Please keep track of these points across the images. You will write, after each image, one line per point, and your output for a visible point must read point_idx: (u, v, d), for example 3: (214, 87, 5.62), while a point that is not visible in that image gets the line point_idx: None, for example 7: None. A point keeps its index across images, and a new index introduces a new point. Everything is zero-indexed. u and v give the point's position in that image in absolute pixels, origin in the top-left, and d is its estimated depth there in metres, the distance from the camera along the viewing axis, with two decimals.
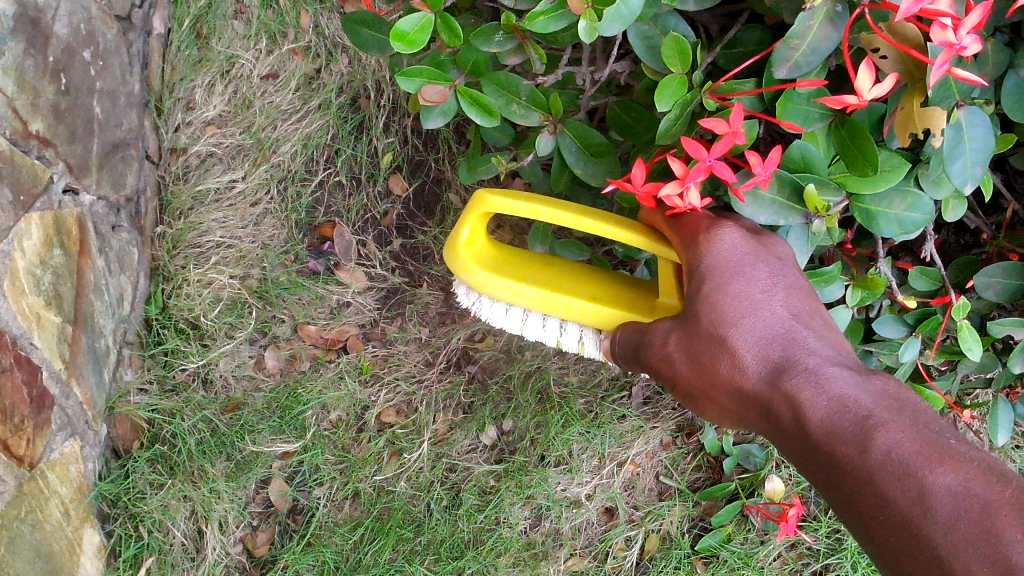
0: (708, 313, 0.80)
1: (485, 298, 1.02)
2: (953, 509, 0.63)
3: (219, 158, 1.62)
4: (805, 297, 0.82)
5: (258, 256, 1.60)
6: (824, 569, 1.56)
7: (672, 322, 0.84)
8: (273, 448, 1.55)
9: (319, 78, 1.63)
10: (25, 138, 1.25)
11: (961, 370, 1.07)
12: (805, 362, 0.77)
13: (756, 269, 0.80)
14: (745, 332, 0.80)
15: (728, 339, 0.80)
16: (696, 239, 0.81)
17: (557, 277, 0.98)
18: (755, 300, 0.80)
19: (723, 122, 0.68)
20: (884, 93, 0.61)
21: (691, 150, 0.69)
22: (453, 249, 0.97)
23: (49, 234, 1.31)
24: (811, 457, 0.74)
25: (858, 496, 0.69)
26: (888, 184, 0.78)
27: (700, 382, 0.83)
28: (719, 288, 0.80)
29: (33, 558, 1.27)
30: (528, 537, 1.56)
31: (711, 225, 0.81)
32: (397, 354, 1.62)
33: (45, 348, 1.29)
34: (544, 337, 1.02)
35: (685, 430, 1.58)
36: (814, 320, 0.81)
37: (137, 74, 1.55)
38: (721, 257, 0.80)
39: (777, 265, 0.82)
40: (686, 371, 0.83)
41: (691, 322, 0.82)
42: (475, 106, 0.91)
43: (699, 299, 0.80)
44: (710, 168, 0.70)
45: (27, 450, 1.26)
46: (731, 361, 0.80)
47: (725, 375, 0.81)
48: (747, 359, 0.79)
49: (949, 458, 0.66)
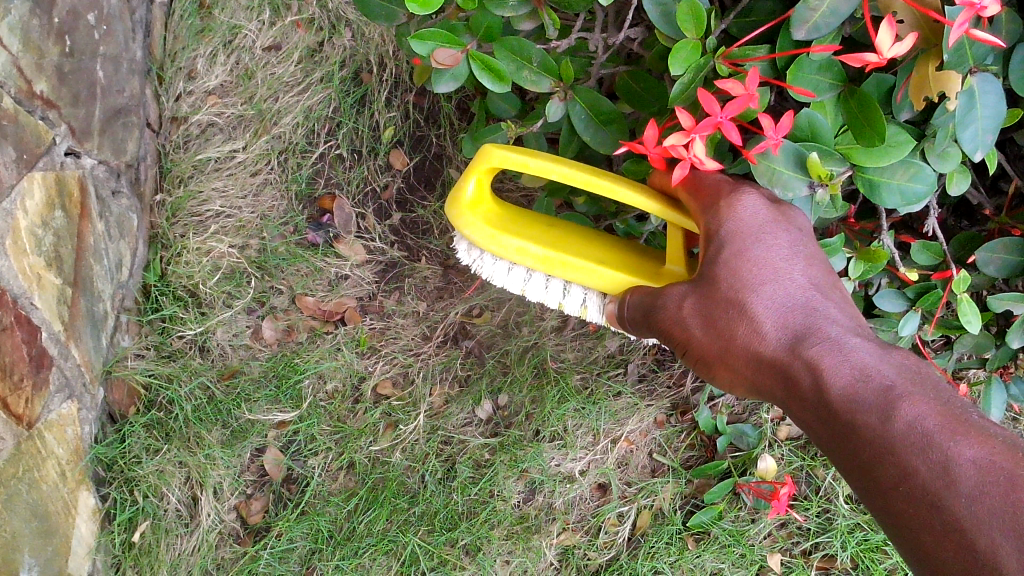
0: (728, 279, 0.82)
1: (487, 256, 1.03)
2: (978, 481, 0.63)
3: (221, 128, 1.62)
4: (824, 271, 0.84)
5: (257, 227, 1.60)
6: (813, 548, 1.57)
7: (689, 287, 0.86)
8: (269, 417, 1.55)
9: (322, 51, 1.63)
10: (29, 97, 1.26)
11: (958, 347, 1.09)
12: (826, 331, 0.79)
13: (778, 237, 0.82)
14: (765, 299, 0.81)
15: (748, 304, 0.82)
16: (716, 203, 0.83)
17: (561, 238, 1.00)
18: (776, 267, 0.82)
19: (739, 84, 0.71)
20: (903, 53, 0.61)
21: (706, 104, 0.71)
22: (455, 206, 0.98)
23: (51, 195, 1.30)
24: (830, 425, 0.75)
25: (877, 465, 0.70)
26: (891, 158, 0.79)
27: (715, 347, 0.84)
28: (740, 254, 0.82)
29: (29, 517, 1.27)
30: (521, 510, 1.56)
31: (733, 191, 0.83)
32: (394, 327, 1.62)
33: (45, 309, 1.29)
34: (546, 298, 1.04)
35: (680, 409, 1.60)
36: (834, 293, 0.83)
37: (141, 41, 1.55)
38: (741, 222, 0.81)
39: (800, 237, 0.83)
40: (701, 335, 0.85)
41: (710, 286, 0.84)
42: (487, 72, 0.91)
43: (719, 263, 0.82)
44: (719, 124, 0.72)
45: (26, 409, 1.26)
46: (750, 327, 0.82)
47: (743, 341, 0.82)
48: (767, 326, 0.81)
49: (973, 431, 0.67)
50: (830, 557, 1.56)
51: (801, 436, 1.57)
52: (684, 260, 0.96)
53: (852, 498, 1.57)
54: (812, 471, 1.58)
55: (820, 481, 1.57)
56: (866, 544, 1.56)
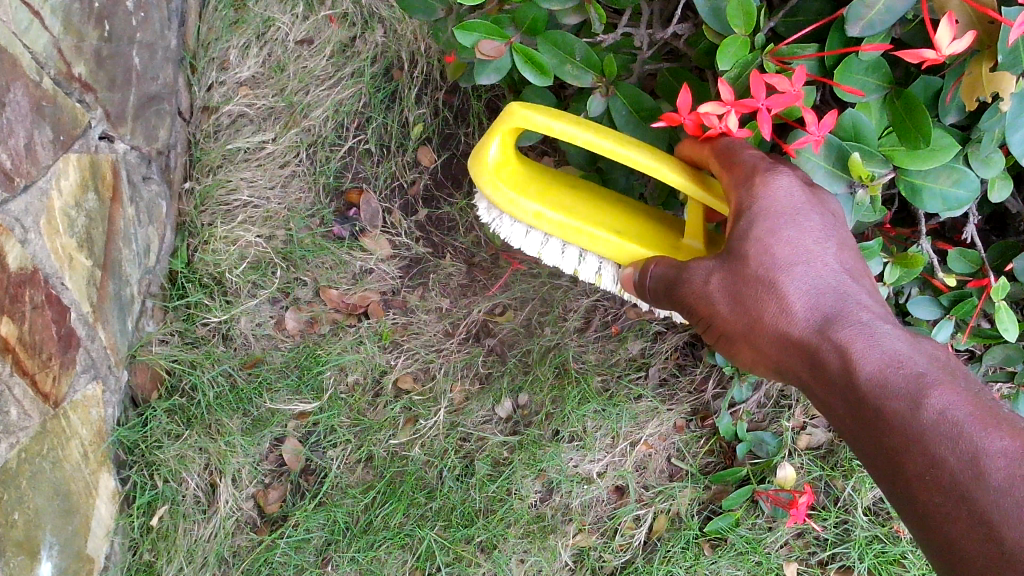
0: (758, 257, 0.81)
1: (505, 218, 1.03)
2: (1009, 475, 0.65)
3: (251, 120, 1.64)
4: (852, 256, 0.83)
5: (284, 218, 1.62)
6: (830, 559, 1.56)
7: (715, 264, 0.84)
8: (290, 407, 1.56)
9: (354, 46, 1.66)
10: (68, 79, 1.27)
11: (988, 359, 1.09)
12: (857, 315, 0.78)
13: (810, 218, 0.81)
14: (796, 279, 0.80)
15: (778, 282, 0.80)
16: (750, 179, 0.81)
17: (582, 204, 1.00)
18: (808, 248, 0.81)
19: (785, 81, 0.72)
20: (960, 51, 0.63)
21: (754, 88, 0.72)
22: (478, 166, 0.98)
23: (85, 177, 1.32)
24: (856, 408, 0.75)
25: (905, 453, 0.71)
26: (935, 163, 0.79)
27: (740, 324, 0.83)
28: (773, 230, 0.80)
29: (52, 495, 1.27)
30: (538, 509, 1.56)
31: (768, 169, 0.80)
32: (417, 322, 1.63)
33: (74, 289, 1.30)
34: (561, 264, 1.05)
35: (700, 414, 1.61)
36: (861, 278, 0.82)
37: (176, 30, 1.56)
38: (776, 201, 0.80)
39: (830, 220, 0.82)
40: (725, 311, 0.83)
41: (740, 263, 0.82)
42: (530, 64, 0.91)
43: (750, 241, 0.81)
44: (759, 110, 0.73)
45: (52, 388, 1.26)
46: (779, 306, 0.81)
47: (770, 320, 0.81)
48: (797, 305, 0.80)
49: (1004, 426, 0.68)
50: (847, 568, 1.55)
51: (820, 447, 1.57)
52: (702, 235, 0.96)
53: (870, 510, 1.56)
54: (832, 481, 1.57)
55: (840, 491, 1.55)
56: (885, 558, 1.54)
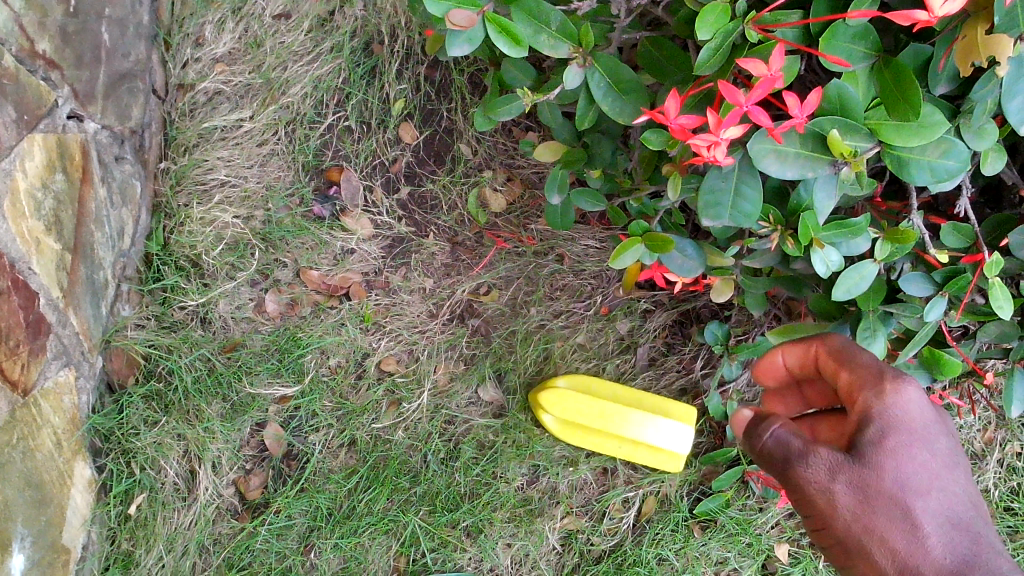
0: (896, 479, 0.75)
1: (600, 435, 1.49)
2: None
3: (228, 97, 1.59)
4: (975, 489, 0.80)
5: (262, 198, 1.57)
6: (822, 539, 1.53)
7: (843, 457, 0.77)
8: (270, 391, 1.52)
9: (332, 21, 1.60)
10: (31, 57, 1.23)
11: (983, 337, 1.06)
12: (998, 565, 0.73)
13: (938, 444, 0.79)
14: (930, 512, 0.75)
15: (912, 509, 0.75)
16: (880, 387, 0.79)
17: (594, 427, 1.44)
18: (934, 471, 0.77)
19: (761, 65, 0.68)
20: (953, 13, 0.59)
21: (728, 94, 0.68)
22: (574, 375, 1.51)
23: (52, 158, 1.27)
24: None
25: None
26: (924, 140, 0.74)
27: (863, 535, 0.76)
28: (900, 448, 0.76)
29: (23, 486, 1.24)
30: (525, 492, 1.54)
31: (899, 378, 0.79)
32: (400, 303, 1.59)
33: (43, 275, 1.26)
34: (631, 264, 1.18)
35: (689, 394, 1.57)
36: (983, 515, 0.79)
37: (148, 6, 1.52)
38: (909, 413, 0.77)
39: (954, 455, 0.80)
40: (849, 515, 0.76)
41: (874, 472, 0.75)
42: (503, 35, 0.87)
43: (886, 455, 0.76)
44: (745, 113, 0.69)
45: (21, 376, 1.23)
46: (913, 539, 0.74)
47: (901, 551, 0.74)
48: (931, 534, 0.74)
49: None
50: (839, 549, 1.53)
51: None
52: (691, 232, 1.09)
53: None
54: None
55: None
56: None
